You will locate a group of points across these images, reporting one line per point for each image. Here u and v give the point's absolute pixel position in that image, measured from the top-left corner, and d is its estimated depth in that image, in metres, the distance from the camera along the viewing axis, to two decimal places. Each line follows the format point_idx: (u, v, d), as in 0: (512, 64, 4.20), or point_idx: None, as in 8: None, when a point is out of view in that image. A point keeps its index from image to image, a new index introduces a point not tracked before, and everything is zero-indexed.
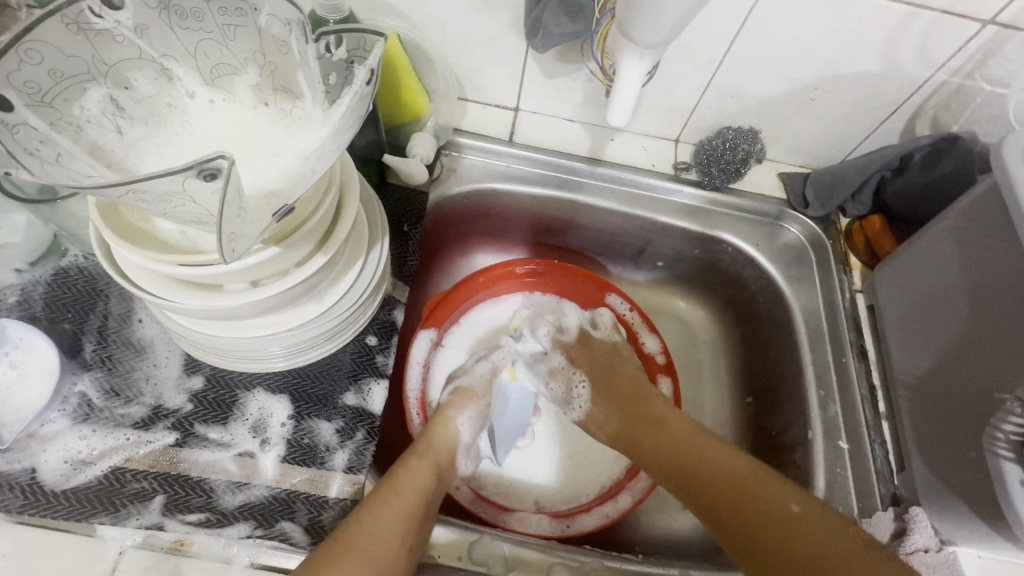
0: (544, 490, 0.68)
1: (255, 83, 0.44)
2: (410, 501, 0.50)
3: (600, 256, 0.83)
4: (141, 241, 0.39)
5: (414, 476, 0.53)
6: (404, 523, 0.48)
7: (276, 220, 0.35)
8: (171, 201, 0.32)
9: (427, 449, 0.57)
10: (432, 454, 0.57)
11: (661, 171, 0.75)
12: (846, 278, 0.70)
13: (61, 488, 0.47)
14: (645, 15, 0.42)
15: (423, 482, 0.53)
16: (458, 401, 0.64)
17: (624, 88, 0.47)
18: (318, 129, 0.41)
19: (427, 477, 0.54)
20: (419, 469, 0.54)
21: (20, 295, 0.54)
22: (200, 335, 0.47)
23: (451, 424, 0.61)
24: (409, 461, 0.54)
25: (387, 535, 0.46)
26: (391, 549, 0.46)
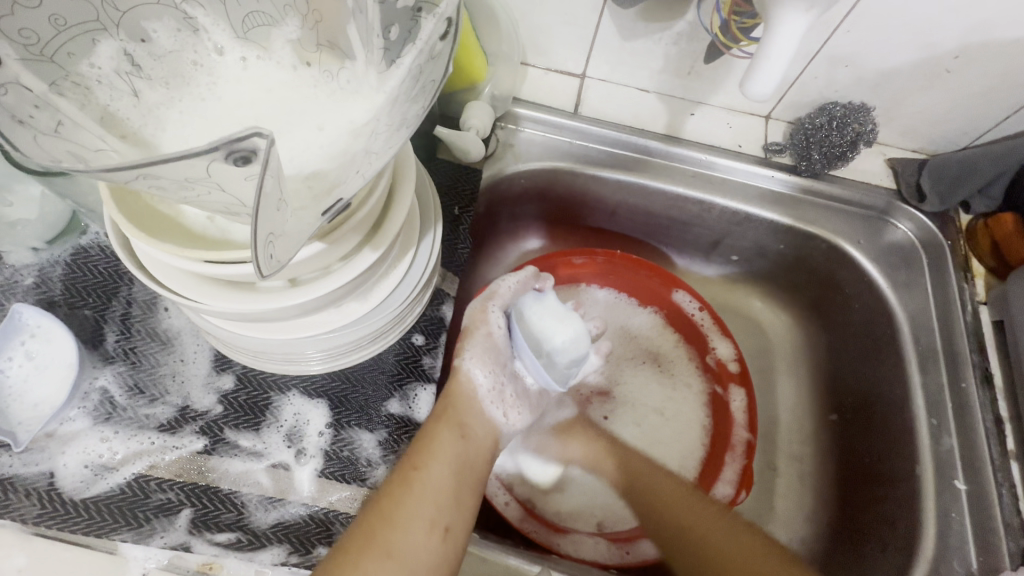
0: (607, 509, 0.60)
1: (295, 38, 0.36)
2: (437, 476, 0.43)
3: (665, 246, 0.74)
4: (163, 231, 0.33)
5: (439, 448, 0.45)
6: (433, 507, 0.42)
7: (325, 218, 0.28)
8: (193, 188, 0.25)
9: (448, 410, 0.48)
10: (454, 414, 0.48)
11: (748, 152, 0.65)
12: (967, 287, 0.59)
13: (81, 497, 0.42)
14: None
15: (450, 453, 0.45)
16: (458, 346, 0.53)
17: (775, 48, 0.40)
18: (371, 97, 0.34)
19: (455, 445, 0.46)
20: (444, 437, 0.45)
21: (37, 277, 0.49)
22: (227, 333, 0.41)
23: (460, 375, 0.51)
24: (431, 428, 0.46)
25: (415, 524, 0.40)
26: (421, 536, 0.40)
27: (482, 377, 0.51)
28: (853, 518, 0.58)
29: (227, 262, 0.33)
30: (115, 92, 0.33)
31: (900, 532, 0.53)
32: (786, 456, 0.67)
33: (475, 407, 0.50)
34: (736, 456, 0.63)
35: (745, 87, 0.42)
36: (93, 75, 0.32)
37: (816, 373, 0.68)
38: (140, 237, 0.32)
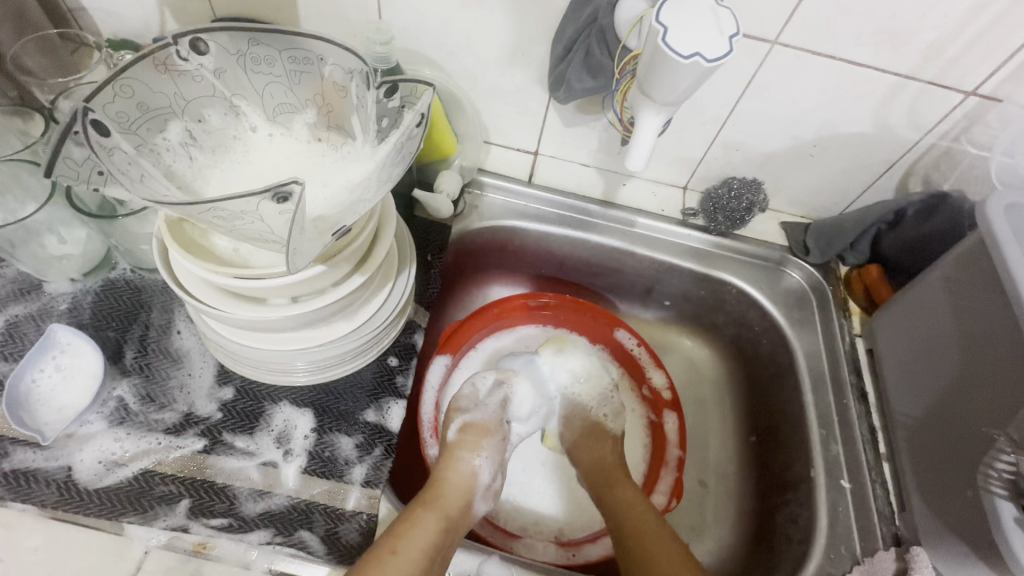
0: (567, 519, 0.70)
1: (311, 121, 0.49)
2: (411, 559, 0.47)
3: (609, 292, 0.87)
4: (200, 254, 0.44)
5: (419, 534, 0.49)
6: None
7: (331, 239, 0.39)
8: (243, 220, 0.37)
9: (437, 498, 0.53)
10: (441, 505, 0.53)
11: (669, 216, 0.80)
12: (846, 323, 0.73)
13: (94, 487, 0.49)
14: (663, 80, 0.45)
15: (427, 540, 0.49)
16: (471, 440, 0.60)
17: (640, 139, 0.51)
18: (365, 163, 0.46)
19: (434, 532, 0.50)
20: (427, 525, 0.50)
21: (71, 303, 0.58)
22: (232, 345, 0.51)
23: (459, 469, 0.57)
24: (417, 515, 0.50)
25: None
26: None
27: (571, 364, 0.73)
28: (768, 522, 0.67)
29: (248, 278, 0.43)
30: (176, 155, 0.44)
31: (801, 527, 0.62)
32: (715, 475, 0.76)
33: (465, 498, 0.55)
34: (670, 471, 0.72)
35: (626, 162, 0.53)
36: (163, 144, 0.44)
37: (738, 402, 0.80)
38: (183, 258, 0.43)
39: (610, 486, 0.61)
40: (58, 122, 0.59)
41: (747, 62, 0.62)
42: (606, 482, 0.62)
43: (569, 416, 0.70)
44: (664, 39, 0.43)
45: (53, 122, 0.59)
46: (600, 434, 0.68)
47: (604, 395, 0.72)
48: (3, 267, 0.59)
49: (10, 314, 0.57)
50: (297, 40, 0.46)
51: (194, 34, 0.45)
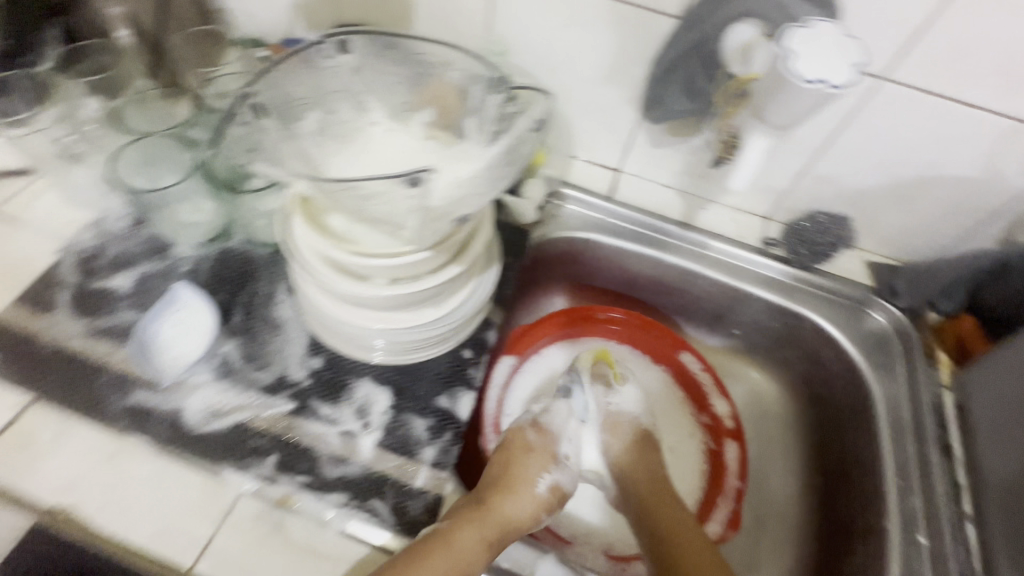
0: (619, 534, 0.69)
1: (427, 122, 0.53)
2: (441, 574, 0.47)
3: (677, 315, 0.87)
4: (325, 234, 0.50)
5: (457, 546, 0.49)
6: None
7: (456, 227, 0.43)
8: (372, 201, 0.41)
9: (490, 511, 0.54)
10: (488, 520, 0.53)
11: (749, 243, 0.80)
12: (933, 372, 0.70)
13: (198, 431, 0.54)
14: (783, 102, 0.49)
15: (463, 553, 0.49)
16: (548, 461, 0.62)
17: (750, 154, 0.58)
18: (473, 160, 0.48)
19: (472, 549, 0.50)
20: (467, 538, 0.51)
21: (192, 266, 0.65)
22: (331, 315, 0.56)
23: (523, 483, 0.59)
24: (460, 525, 0.51)
25: None
26: None
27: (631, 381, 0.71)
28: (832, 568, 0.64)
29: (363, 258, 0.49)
30: (312, 140, 0.49)
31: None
32: (774, 513, 0.74)
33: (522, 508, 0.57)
34: (727, 500, 0.72)
35: (731, 180, 0.63)
36: (302, 130, 0.49)
37: (803, 441, 0.78)
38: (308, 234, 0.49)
39: (658, 511, 0.62)
40: (211, 110, 0.67)
41: (849, 95, 0.62)
42: (653, 508, 0.62)
43: (615, 425, 0.67)
44: (790, 66, 0.44)
45: (205, 110, 0.67)
46: (645, 448, 0.67)
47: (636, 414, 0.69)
48: (140, 228, 0.67)
49: (142, 269, 0.64)
50: (430, 48, 0.52)
51: (341, 36, 0.52)
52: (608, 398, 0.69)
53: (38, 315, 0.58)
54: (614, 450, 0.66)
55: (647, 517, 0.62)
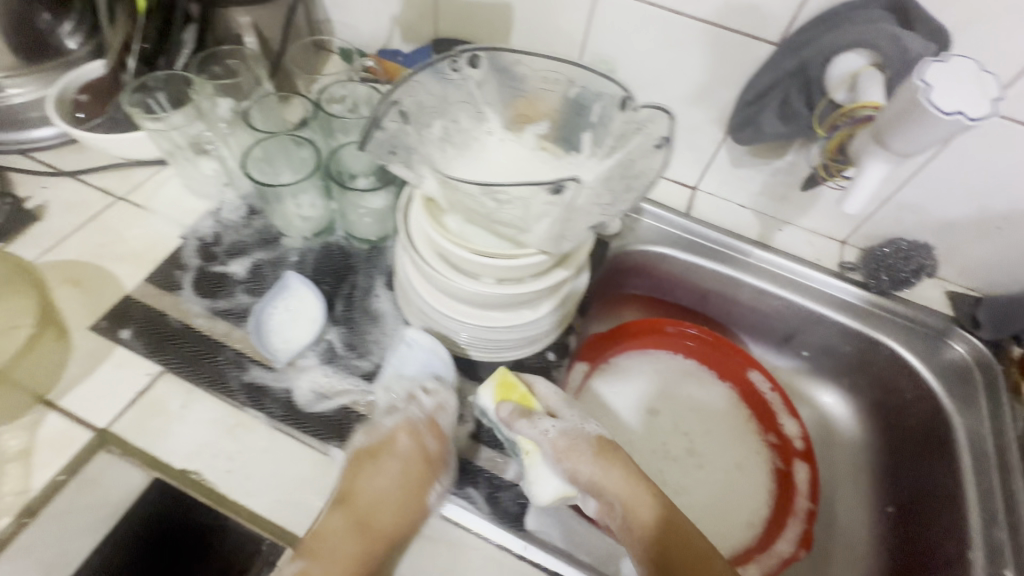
0: None
1: (540, 133, 0.57)
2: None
3: (745, 333, 0.88)
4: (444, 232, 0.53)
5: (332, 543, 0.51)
6: None
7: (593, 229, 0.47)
8: (509, 205, 0.44)
9: (350, 500, 0.53)
10: (356, 510, 0.53)
11: (826, 266, 0.80)
12: (1017, 408, 0.67)
13: (308, 410, 0.58)
14: (912, 132, 0.48)
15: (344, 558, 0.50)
16: (428, 452, 0.56)
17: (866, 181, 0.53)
18: (591, 169, 0.52)
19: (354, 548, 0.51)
20: (332, 527, 0.51)
21: (299, 257, 0.69)
22: (433, 310, 0.59)
23: (367, 471, 0.55)
24: (328, 517, 0.52)
25: None
26: None
27: (546, 390, 0.59)
28: None
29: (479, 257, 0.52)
30: (439, 147, 0.53)
31: None
32: (841, 536, 0.75)
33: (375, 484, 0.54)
34: (797, 520, 0.72)
35: (842, 205, 0.55)
36: (429, 137, 0.53)
37: (873, 468, 0.78)
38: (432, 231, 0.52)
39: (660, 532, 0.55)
40: (327, 112, 0.70)
41: None
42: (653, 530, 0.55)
43: (567, 451, 0.55)
44: (928, 96, 0.45)
45: (322, 112, 0.70)
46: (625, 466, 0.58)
47: (572, 425, 0.58)
48: (254, 219, 0.72)
49: (255, 257, 0.68)
50: (556, 63, 0.54)
51: (472, 51, 0.54)
52: (542, 428, 0.55)
53: (167, 293, 0.64)
54: (582, 473, 0.55)
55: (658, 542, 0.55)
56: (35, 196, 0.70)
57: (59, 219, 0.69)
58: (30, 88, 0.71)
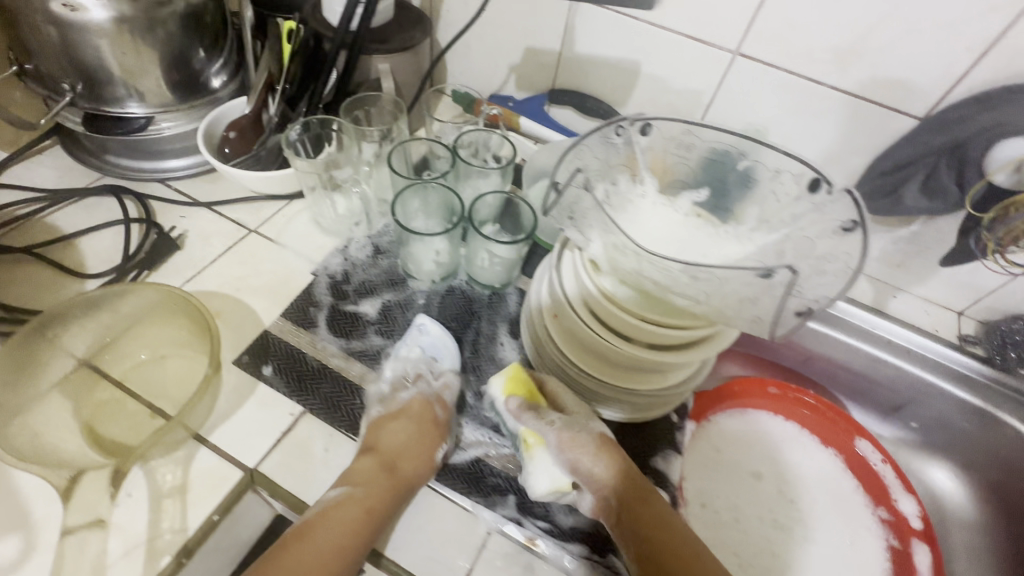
0: None
1: (696, 201, 0.57)
2: (348, 512, 0.50)
3: (851, 399, 0.86)
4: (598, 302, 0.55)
5: (358, 476, 0.53)
6: (342, 546, 0.49)
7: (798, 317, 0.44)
8: (701, 280, 0.43)
9: (379, 446, 0.56)
10: (386, 454, 0.55)
11: (945, 337, 0.78)
12: None
13: (446, 461, 0.58)
14: None
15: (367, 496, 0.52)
16: (427, 413, 0.59)
17: None
18: (742, 244, 0.52)
19: (374, 486, 0.52)
20: (363, 467, 0.54)
21: (425, 300, 0.70)
22: (578, 362, 0.61)
23: (394, 419, 0.58)
24: (358, 461, 0.54)
25: (323, 545, 0.48)
26: (321, 558, 0.48)
27: (556, 387, 0.62)
28: None
29: (636, 327, 0.53)
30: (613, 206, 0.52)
31: None
32: None
33: (387, 429, 0.57)
34: None
35: None
36: (606, 194, 0.52)
37: (995, 555, 0.75)
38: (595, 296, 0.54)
39: (641, 517, 0.53)
40: (463, 161, 0.74)
41: None
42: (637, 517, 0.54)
43: (572, 440, 0.57)
44: None
45: (462, 162, 0.74)
46: (611, 450, 0.57)
47: (579, 419, 0.59)
48: (380, 259, 0.73)
49: (384, 298, 0.69)
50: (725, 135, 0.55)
51: (646, 119, 0.55)
52: (547, 420, 0.57)
53: (303, 331, 0.65)
54: (583, 463, 0.55)
55: (641, 528, 0.53)
56: (175, 225, 0.72)
57: (197, 249, 0.71)
58: (178, 121, 0.73)
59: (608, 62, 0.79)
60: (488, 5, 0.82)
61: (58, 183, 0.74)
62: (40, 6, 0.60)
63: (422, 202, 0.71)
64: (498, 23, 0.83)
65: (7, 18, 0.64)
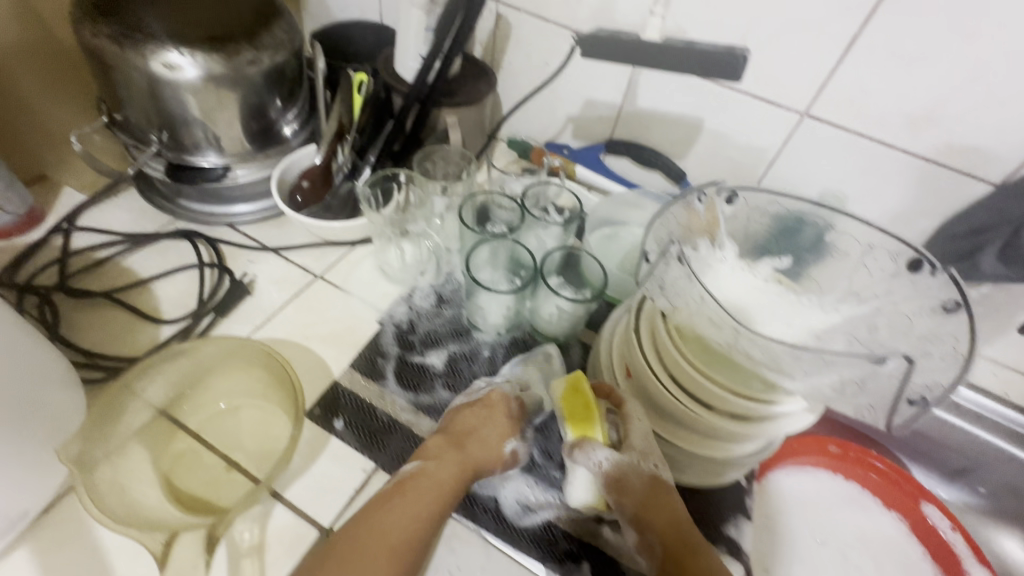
0: None
1: (773, 266, 0.58)
2: (420, 488, 0.53)
3: (913, 459, 0.84)
4: (673, 364, 0.56)
5: (431, 453, 0.56)
6: (414, 521, 0.51)
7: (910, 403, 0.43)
8: (808, 362, 0.43)
9: (452, 428, 0.58)
10: (458, 435, 0.57)
11: (1015, 401, 0.77)
12: None
13: (517, 524, 0.58)
14: None
15: (438, 473, 0.54)
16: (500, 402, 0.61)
17: None
18: (824, 313, 0.54)
19: (446, 463, 0.55)
20: (435, 446, 0.56)
21: (490, 352, 0.70)
22: (647, 424, 0.60)
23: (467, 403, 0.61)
24: (431, 441, 0.57)
25: (397, 516, 0.51)
26: (393, 528, 0.50)
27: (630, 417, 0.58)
28: None
29: (711, 393, 0.53)
30: (703, 267, 0.53)
31: None
32: None
33: (459, 412, 0.60)
34: None
35: None
36: (697, 256, 0.53)
37: None
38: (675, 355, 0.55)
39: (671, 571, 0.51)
40: (531, 216, 0.75)
41: None
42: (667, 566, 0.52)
43: (619, 483, 0.53)
44: None
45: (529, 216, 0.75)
46: (660, 495, 0.54)
47: (636, 460, 0.55)
48: (444, 308, 0.73)
49: (450, 349, 0.69)
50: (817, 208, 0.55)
51: (729, 188, 0.56)
52: (596, 464, 0.54)
53: (372, 383, 0.65)
54: (625, 507, 0.53)
55: None
56: (245, 271, 0.73)
57: (267, 295, 0.72)
58: (251, 168, 0.75)
59: (670, 117, 0.80)
60: (551, 58, 0.84)
61: (132, 226, 0.76)
62: (138, 64, 0.61)
63: (489, 257, 0.71)
64: (560, 74, 0.85)
65: (99, 72, 0.65)
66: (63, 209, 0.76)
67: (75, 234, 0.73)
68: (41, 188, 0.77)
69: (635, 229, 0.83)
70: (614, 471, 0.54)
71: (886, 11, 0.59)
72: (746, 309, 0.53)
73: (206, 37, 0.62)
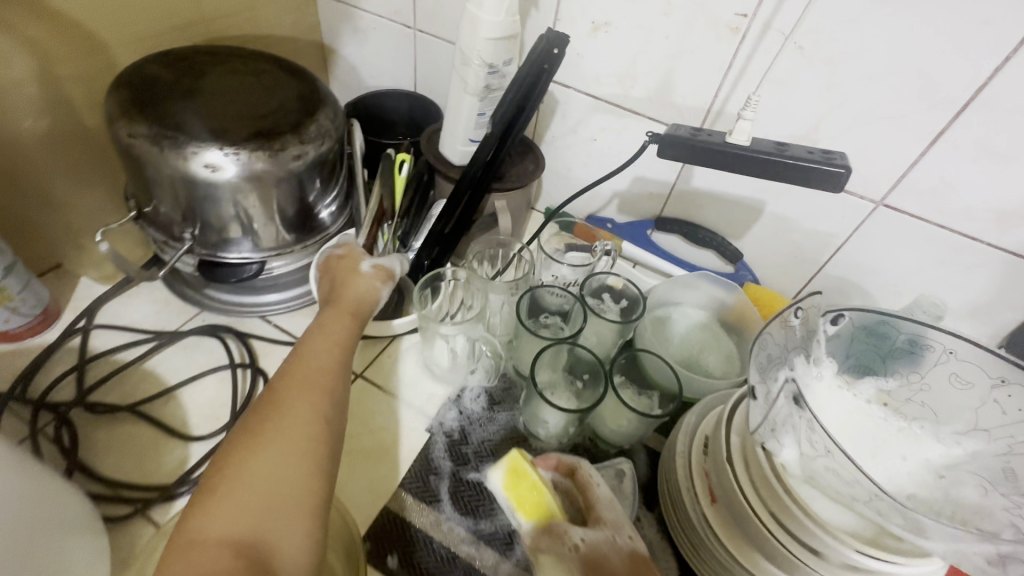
0: None
1: (880, 386, 0.54)
2: (323, 340, 0.51)
3: None
4: (767, 489, 0.49)
5: (322, 322, 0.54)
6: (331, 365, 0.49)
7: None
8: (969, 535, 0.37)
9: (337, 298, 0.57)
10: (345, 303, 0.57)
11: None
12: None
13: None
14: None
15: (336, 328, 0.53)
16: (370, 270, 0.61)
17: None
18: (943, 445, 0.49)
19: (340, 320, 0.54)
20: (326, 315, 0.55)
21: None
22: (727, 549, 0.53)
23: (347, 278, 0.60)
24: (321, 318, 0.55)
25: (312, 365, 0.48)
26: (312, 375, 0.47)
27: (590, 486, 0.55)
28: None
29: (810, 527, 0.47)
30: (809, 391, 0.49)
31: None
32: None
33: (347, 281, 0.59)
34: None
35: None
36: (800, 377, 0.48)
37: None
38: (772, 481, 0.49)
39: None
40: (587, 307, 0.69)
41: None
42: None
43: (601, 565, 0.49)
44: None
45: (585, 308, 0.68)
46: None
47: (610, 534, 0.51)
48: (496, 411, 0.67)
49: None
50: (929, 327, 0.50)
51: (838, 309, 0.52)
52: (572, 545, 0.50)
53: (427, 507, 0.58)
54: None
55: None
56: None
57: None
58: (288, 261, 0.70)
59: (728, 198, 0.77)
60: (600, 135, 0.80)
61: (156, 320, 0.70)
62: (178, 165, 0.56)
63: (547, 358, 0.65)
64: (607, 151, 0.81)
65: (132, 169, 0.60)
66: (81, 302, 0.70)
67: (94, 332, 0.67)
68: (57, 279, 0.72)
69: (689, 309, 0.78)
70: (593, 553, 0.50)
71: (976, 108, 0.56)
72: (857, 445, 0.48)
73: (252, 134, 0.58)
